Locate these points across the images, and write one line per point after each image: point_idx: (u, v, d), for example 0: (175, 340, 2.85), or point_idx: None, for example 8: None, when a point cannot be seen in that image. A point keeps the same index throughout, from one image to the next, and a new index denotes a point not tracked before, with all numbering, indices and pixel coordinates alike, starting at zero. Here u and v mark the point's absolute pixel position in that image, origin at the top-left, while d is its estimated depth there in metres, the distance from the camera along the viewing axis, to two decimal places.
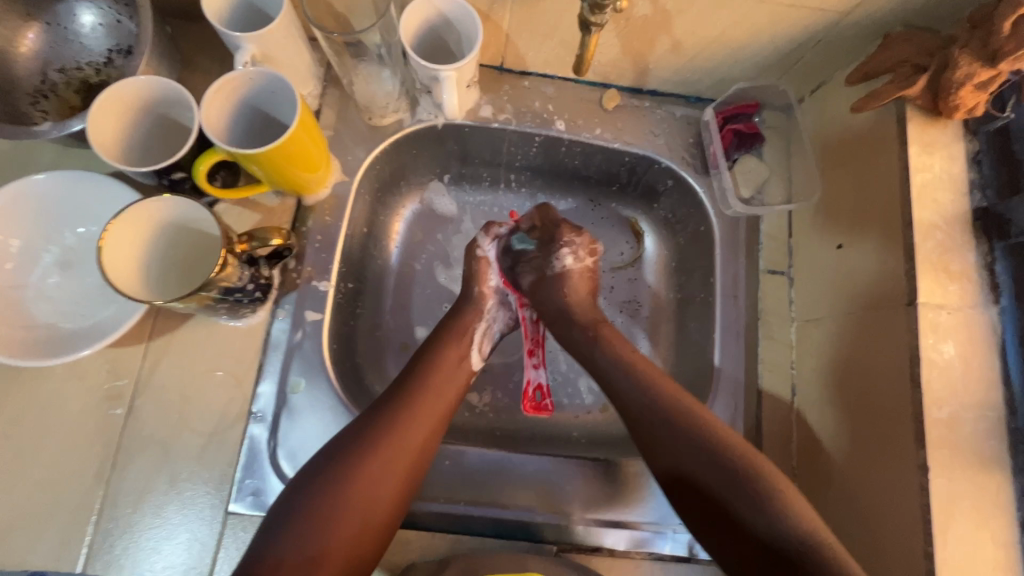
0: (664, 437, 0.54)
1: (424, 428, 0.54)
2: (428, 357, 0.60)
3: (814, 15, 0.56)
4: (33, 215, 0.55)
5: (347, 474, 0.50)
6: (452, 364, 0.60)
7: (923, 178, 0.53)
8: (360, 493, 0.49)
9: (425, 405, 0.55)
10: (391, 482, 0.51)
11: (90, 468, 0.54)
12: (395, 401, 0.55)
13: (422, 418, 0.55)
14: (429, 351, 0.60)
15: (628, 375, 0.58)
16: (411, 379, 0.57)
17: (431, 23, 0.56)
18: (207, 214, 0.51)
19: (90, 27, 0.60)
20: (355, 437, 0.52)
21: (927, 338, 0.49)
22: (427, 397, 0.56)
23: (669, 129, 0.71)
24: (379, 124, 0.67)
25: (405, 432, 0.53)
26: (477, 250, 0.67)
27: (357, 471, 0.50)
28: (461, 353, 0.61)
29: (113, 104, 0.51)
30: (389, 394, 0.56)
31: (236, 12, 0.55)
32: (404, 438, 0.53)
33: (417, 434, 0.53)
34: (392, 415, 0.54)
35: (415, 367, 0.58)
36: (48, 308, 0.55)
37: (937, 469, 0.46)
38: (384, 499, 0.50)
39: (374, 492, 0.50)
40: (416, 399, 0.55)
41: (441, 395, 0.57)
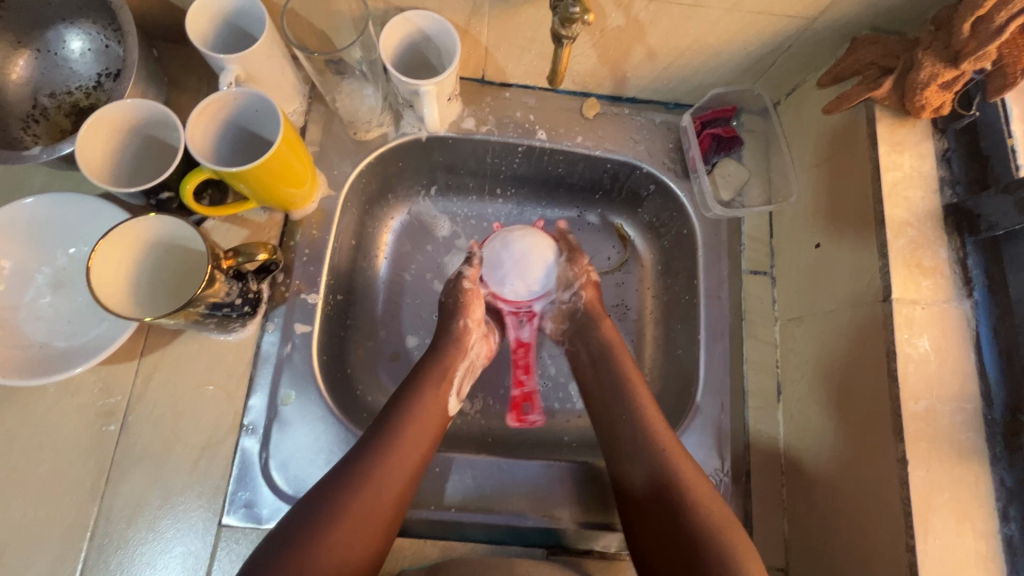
0: (641, 454, 0.56)
1: (399, 482, 0.53)
2: (405, 402, 0.58)
3: (783, 21, 0.57)
4: (26, 237, 0.56)
5: (327, 524, 0.49)
6: (430, 410, 0.58)
7: (894, 176, 0.54)
8: (333, 555, 0.48)
9: (400, 456, 0.54)
10: (364, 542, 0.50)
11: (85, 485, 0.55)
12: (368, 453, 0.53)
13: (397, 471, 0.53)
14: (405, 391, 0.59)
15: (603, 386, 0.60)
16: (386, 426, 0.56)
17: (411, 40, 0.58)
18: (193, 232, 0.52)
19: (79, 53, 0.61)
20: (333, 485, 0.51)
21: (902, 333, 0.50)
22: (402, 447, 0.55)
23: (649, 135, 0.72)
24: (364, 139, 0.68)
25: (379, 488, 0.52)
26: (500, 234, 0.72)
27: (329, 532, 0.49)
28: (438, 397, 0.60)
29: (100, 126, 0.52)
30: (360, 444, 0.54)
31: (219, 35, 0.56)
32: (387, 479, 0.53)
33: (391, 489, 0.52)
34: (369, 460, 0.53)
35: (392, 408, 0.57)
36: (40, 327, 0.56)
37: (916, 461, 0.47)
38: (357, 559, 0.49)
39: (346, 556, 0.49)
40: (391, 449, 0.54)
41: (416, 444, 0.56)
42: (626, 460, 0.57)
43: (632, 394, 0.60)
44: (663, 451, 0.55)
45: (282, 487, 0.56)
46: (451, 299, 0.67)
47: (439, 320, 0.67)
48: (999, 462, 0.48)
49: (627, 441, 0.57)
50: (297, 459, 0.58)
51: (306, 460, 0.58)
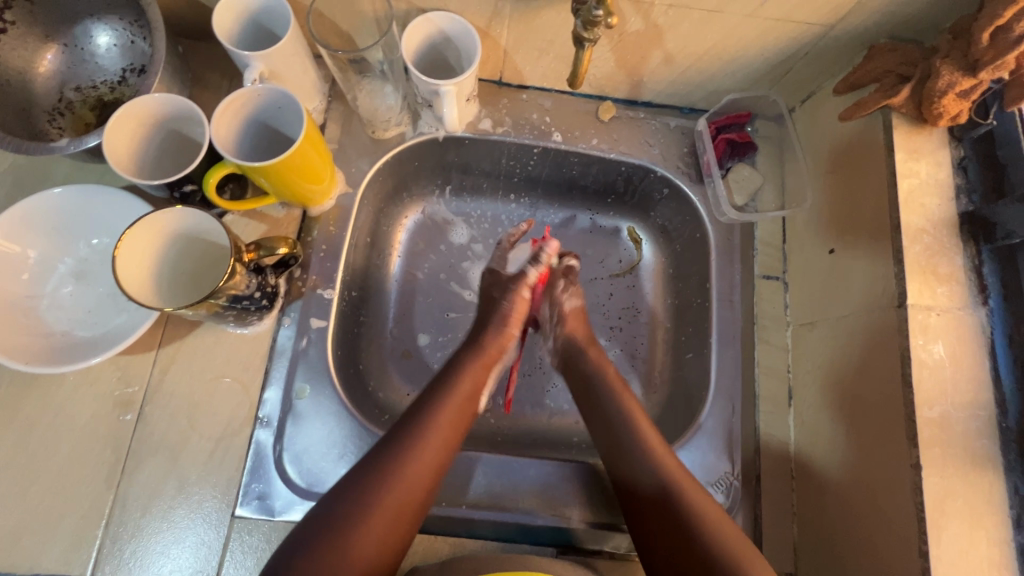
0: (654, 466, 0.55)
1: (436, 470, 0.54)
2: (443, 390, 0.59)
3: (801, 28, 0.58)
4: (49, 227, 0.57)
5: (370, 500, 0.51)
6: (465, 403, 0.60)
7: (910, 183, 0.54)
8: (372, 529, 0.50)
9: (437, 444, 0.55)
10: (399, 524, 0.51)
11: (101, 473, 0.55)
12: (406, 438, 0.55)
13: (436, 457, 0.55)
14: (446, 377, 0.61)
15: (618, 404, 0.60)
16: (426, 414, 0.57)
17: (431, 40, 0.59)
18: (217, 225, 0.52)
19: (105, 48, 0.63)
20: (380, 459, 0.53)
21: (917, 338, 0.50)
22: (440, 435, 0.56)
23: (664, 139, 0.73)
24: (382, 137, 0.69)
25: (419, 468, 0.53)
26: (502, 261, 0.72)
27: (367, 511, 0.50)
28: (473, 388, 0.61)
29: (129, 118, 0.53)
30: (399, 430, 0.56)
31: (243, 32, 0.57)
32: (429, 459, 0.54)
33: (428, 474, 0.54)
34: (412, 436, 0.55)
35: (433, 390, 0.59)
36: (62, 316, 0.57)
37: (930, 467, 0.47)
38: (390, 541, 0.50)
39: (382, 536, 0.50)
40: (429, 436, 0.55)
41: (455, 429, 0.57)
42: (631, 467, 0.56)
43: (631, 416, 0.59)
44: (667, 461, 0.55)
45: (295, 480, 0.57)
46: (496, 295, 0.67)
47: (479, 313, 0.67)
48: (1012, 471, 0.48)
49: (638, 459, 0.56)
50: (311, 452, 0.58)
51: (319, 453, 0.58)
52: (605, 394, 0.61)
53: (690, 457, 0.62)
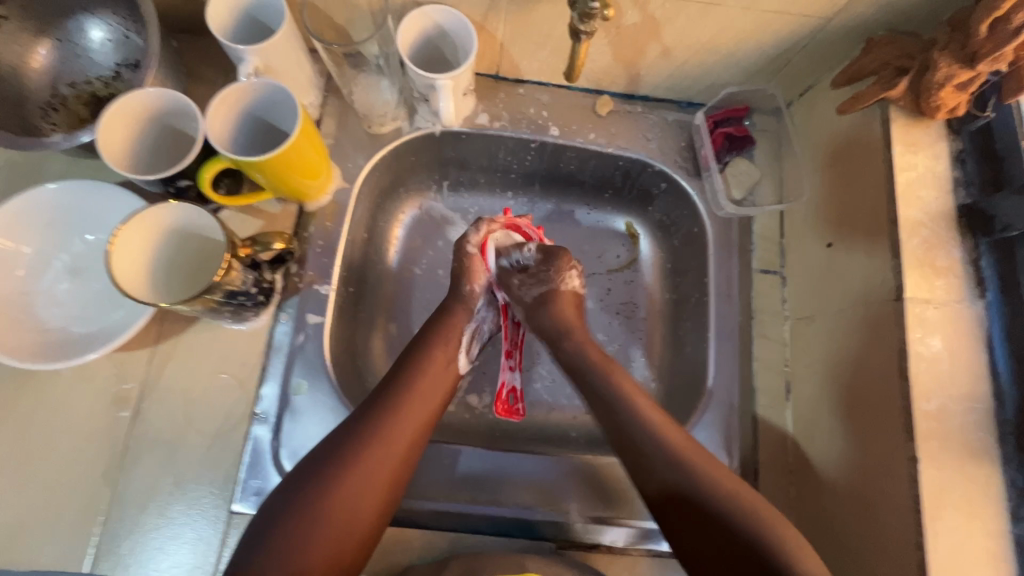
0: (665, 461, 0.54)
1: (410, 433, 0.55)
2: (415, 359, 0.60)
3: (799, 20, 0.57)
4: (44, 223, 0.57)
5: (342, 471, 0.51)
6: (438, 368, 0.60)
7: (908, 177, 0.54)
8: (347, 501, 0.50)
9: (409, 410, 0.56)
10: (378, 488, 0.52)
11: (98, 470, 0.55)
12: (379, 407, 0.55)
13: (409, 421, 0.55)
14: (417, 350, 0.61)
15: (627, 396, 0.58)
16: (397, 381, 0.58)
17: (428, 35, 0.59)
18: (211, 219, 0.52)
19: (99, 43, 0.62)
20: (354, 430, 0.53)
21: (914, 332, 0.50)
22: (412, 402, 0.56)
23: (662, 133, 0.72)
24: (378, 132, 0.69)
25: (393, 438, 0.54)
26: (467, 246, 0.66)
27: (342, 478, 0.50)
28: (446, 359, 0.61)
29: (123, 112, 0.53)
30: (371, 399, 0.56)
31: (238, 25, 0.57)
32: (401, 430, 0.54)
33: (401, 440, 0.54)
34: (384, 407, 0.55)
35: (406, 363, 0.59)
36: (58, 312, 0.56)
37: (926, 459, 0.47)
38: (369, 506, 0.51)
39: (358, 502, 0.50)
40: (401, 402, 0.56)
41: (429, 399, 0.58)
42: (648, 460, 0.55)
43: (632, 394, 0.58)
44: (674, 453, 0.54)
45: None
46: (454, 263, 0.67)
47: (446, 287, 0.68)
48: (1009, 462, 0.48)
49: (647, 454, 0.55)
50: (308, 448, 0.58)
51: None
52: (612, 385, 0.59)
53: None
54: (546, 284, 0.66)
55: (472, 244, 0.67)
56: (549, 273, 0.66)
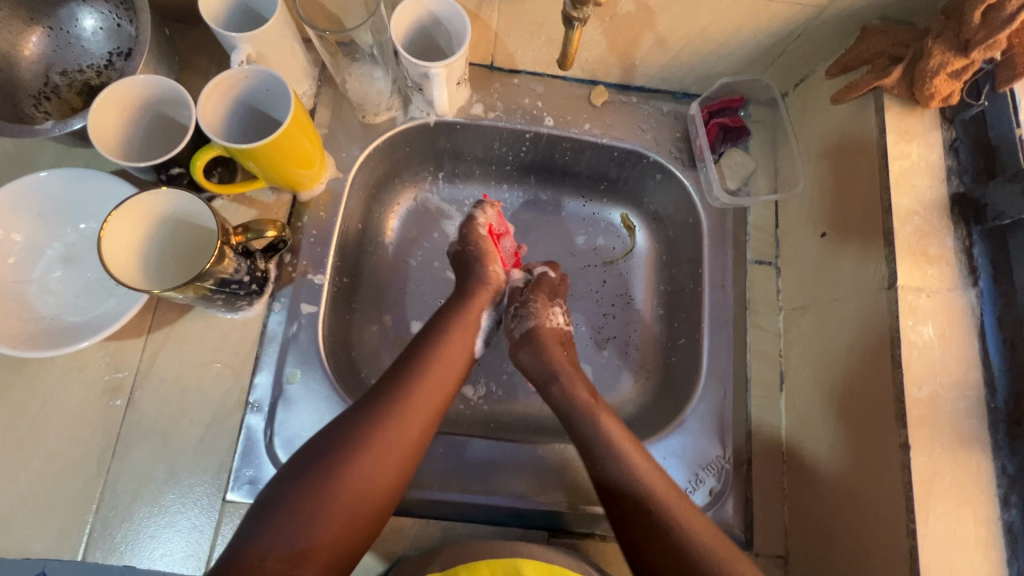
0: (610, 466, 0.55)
1: (423, 411, 0.55)
2: (432, 337, 0.61)
3: (794, 9, 0.57)
4: (36, 211, 0.57)
5: (355, 448, 0.51)
6: (454, 348, 0.61)
7: (901, 165, 0.54)
8: (359, 480, 0.50)
9: (425, 389, 0.56)
10: (393, 462, 0.52)
11: (91, 458, 0.55)
12: (394, 385, 0.56)
13: (425, 399, 0.56)
14: (434, 330, 0.62)
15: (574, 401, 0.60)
16: (412, 360, 0.58)
17: (421, 23, 0.59)
18: (204, 207, 0.51)
19: (91, 31, 0.62)
20: (369, 407, 0.54)
21: (906, 320, 0.50)
22: (427, 381, 0.57)
23: (657, 124, 0.72)
24: (372, 122, 0.69)
25: (408, 415, 0.54)
26: (478, 224, 0.70)
27: (354, 456, 0.51)
28: (462, 340, 0.62)
29: (113, 101, 0.53)
30: (385, 379, 0.57)
31: (230, 15, 0.57)
32: (417, 408, 0.55)
33: (418, 415, 0.55)
34: (399, 387, 0.56)
35: (424, 342, 0.60)
36: (50, 301, 0.56)
37: (918, 446, 0.47)
38: (382, 483, 0.51)
39: (370, 480, 0.51)
40: (417, 377, 0.57)
41: (444, 379, 0.58)
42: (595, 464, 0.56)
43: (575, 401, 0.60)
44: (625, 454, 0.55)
45: None
46: (462, 246, 0.69)
47: (461, 269, 0.68)
48: (1000, 449, 0.48)
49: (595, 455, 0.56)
50: (302, 436, 0.58)
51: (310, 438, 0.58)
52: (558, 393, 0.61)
53: (682, 441, 0.63)
54: (535, 317, 0.66)
55: (480, 225, 0.70)
56: (543, 303, 0.67)
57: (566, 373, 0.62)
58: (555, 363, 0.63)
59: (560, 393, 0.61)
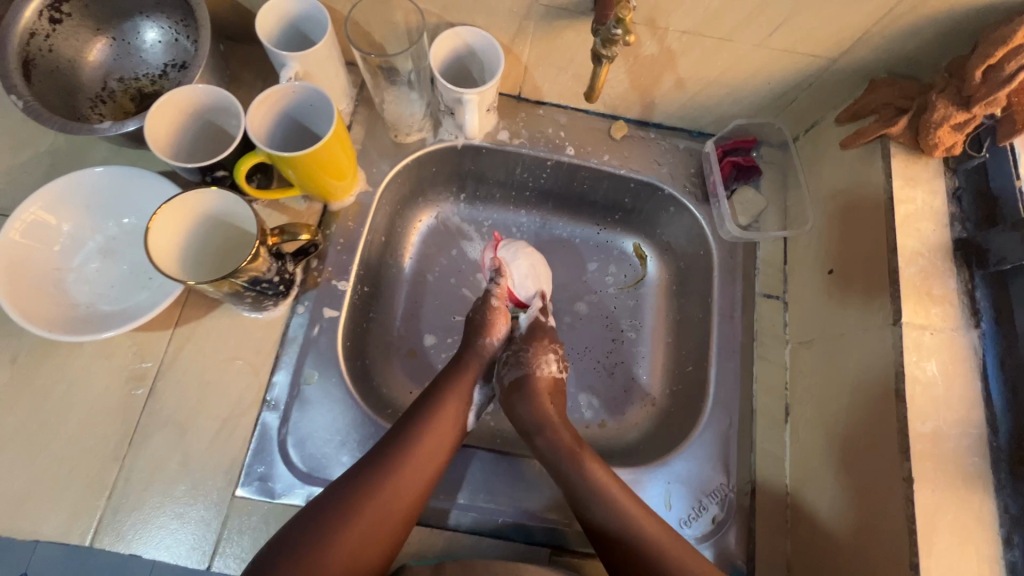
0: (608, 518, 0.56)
1: (402, 504, 0.55)
2: (422, 410, 0.60)
3: (806, 60, 0.61)
4: (83, 204, 0.60)
5: (339, 525, 0.52)
6: (447, 422, 0.60)
7: (907, 208, 0.57)
8: (344, 554, 0.52)
9: (412, 466, 0.56)
10: (366, 555, 0.53)
11: (109, 445, 0.56)
12: (381, 461, 0.56)
13: (412, 476, 0.56)
14: (426, 402, 0.61)
15: (558, 440, 0.60)
16: (397, 443, 0.57)
17: (458, 54, 0.63)
18: (247, 210, 0.54)
19: (150, 43, 0.67)
20: (355, 483, 0.54)
21: (911, 355, 0.52)
22: (415, 460, 0.56)
23: (672, 159, 0.76)
24: (403, 141, 0.72)
25: (393, 495, 0.54)
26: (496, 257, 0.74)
27: (338, 533, 0.52)
28: (456, 412, 0.61)
29: (169, 106, 0.56)
30: (374, 453, 0.57)
31: (283, 37, 0.62)
32: (403, 486, 0.55)
33: (404, 494, 0.55)
34: (386, 464, 0.56)
35: (416, 415, 0.60)
36: (86, 289, 0.59)
37: (921, 480, 0.48)
38: (365, 560, 0.52)
39: (352, 557, 0.52)
40: (404, 456, 0.56)
41: (434, 455, 0.58)
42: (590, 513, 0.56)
43: (561, 444, 0.60)
44: (620, 500, 0.56)
45: (298, 463, 0.58)
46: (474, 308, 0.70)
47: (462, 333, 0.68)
48: (1003, 489, 0.49)
49: (591, 504, 0.56)
50: (314, 437, 0.59)
51: (322, 439, 0.59)
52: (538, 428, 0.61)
53: (686, 466, 0.63)
54: (523, 367, 0.65)
55: (496, 296, 0.70)
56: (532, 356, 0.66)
57: (549, 423, 0.62)
58: (544, 414, 0.62)
59: (544, 446, 0.61)
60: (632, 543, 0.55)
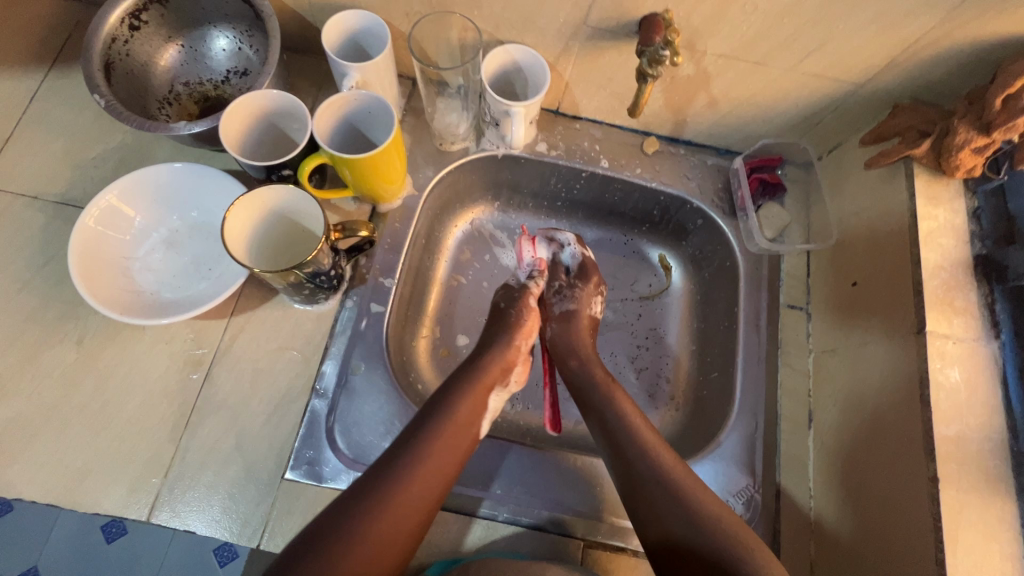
0: (673, 506, 0.55)
1: (413, 515, 0.53)
2: (433, 418, 0.58)
3: (833, 84, 0.66)
4: (151, 198, 0.64)
5: (349, 538, 0.50)
6: (458, 432, 0.58)
7: (929, 225, 0.60)
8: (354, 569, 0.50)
9: (424, 477, 0.55)
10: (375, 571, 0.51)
11: (167, 426, 0.59)
12: (393, 472, 0.54)
13: (423, 488, 0.55)
14: (437, 410, 0.59)
15: (624, 418, 0.62)
16: (406, 453, 0.56)
17: (505, 69, 0.67)
18: (315, 208, 0.57)
19: (215, 51, 0.72)
20: (364, 495, 0.53)
21: (935, 362, 0.55)
22: (426, 470, 0.55)
23: (701, 174, 0.79)
24: (447, 149, 0.76)
25: (404, 507, 0.53)
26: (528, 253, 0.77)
27: (348, 549, 0.50)
28: (468, 421, 0.60)
29: (241, 107, 0.60)
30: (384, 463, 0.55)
31: (345, 49, 0.66)
32: (415, 497, 0.54)
33: (416, 505, 0.54)
34: (397, 475, 0.54)
35: (428, 423, 0.58)
36: (150, 277, 0.62)
37: (946, 481, 0.51)
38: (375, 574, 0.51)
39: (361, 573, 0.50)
40: (415, 466, 0.55)
41: (445, 466, 0.56)
42: (652, 505, 0.56)
43: (631, 424, 0.61)
44: (686, 488, 0.56)
45: (345, 450, 0.60)
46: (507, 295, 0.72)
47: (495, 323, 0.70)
48: None
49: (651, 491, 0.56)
50: (359, 426, 0.62)
51: (367, 429, 0.62)
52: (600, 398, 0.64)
53: (715, 468, 0.66)
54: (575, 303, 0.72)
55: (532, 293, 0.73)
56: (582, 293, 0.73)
57: (586, 355, 0.68)
58: (579, 341, 0.70)
59: (578, 368, 0.67)
60: (696, 535, 0.53)
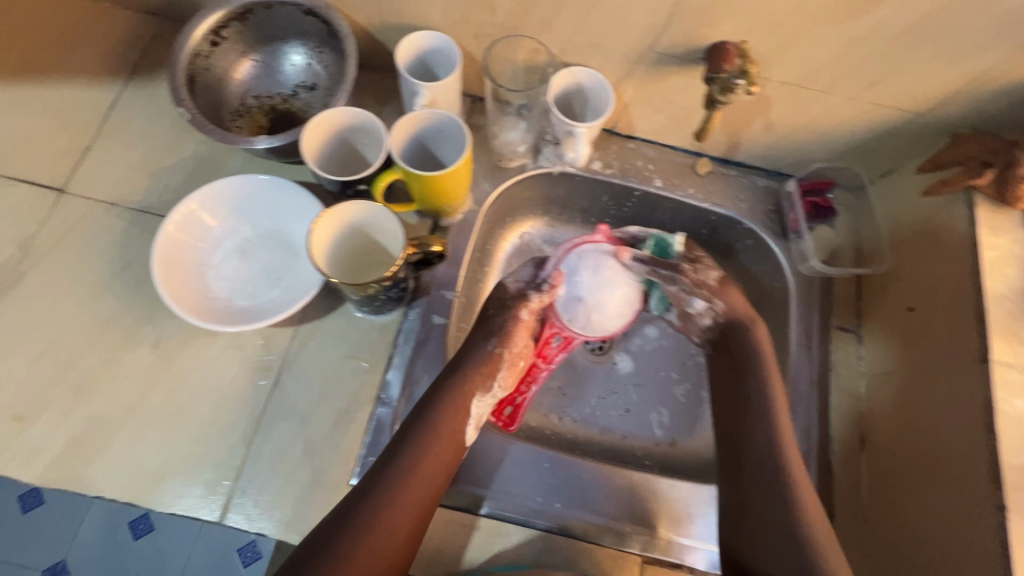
0: (791, 500, 0.59)
1: (402, 527, 0.55)
2: (415, 431, 0.59)
3: (893, 113, 0.67)
4: (226, 207, 0.66)
5: (345, 552, 0.52)
6: (440, 443, 0.58)
7: (992, 255, 0.61)
8: None
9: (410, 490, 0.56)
10: None
11: (239, 429, 0.61)
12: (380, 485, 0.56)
13: (410, 501, 0.56)
14: (418, 421, 0.59)
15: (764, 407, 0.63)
16: (398, 463, 0.57)
17: (567, 90, 0.69)
18: (394, 225, 0.60)
19: (285, 65, 0.74)
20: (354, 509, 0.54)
21: (1001, 391, 0.55)
22: (411, 483, 0.56)
23: (752, 196, 0.81)
24: (504, 166, 0.78)
25: (392, 519, 0.54)
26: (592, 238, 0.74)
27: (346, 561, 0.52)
28: (451, 431, 0.59)
29: (322, 123, 0.62)
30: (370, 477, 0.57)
31: (414, 67, 0.68)
32: (403, 509, 0.55)
33: (405, 518, 0.55)
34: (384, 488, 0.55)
35: (411, 434, 0.58)
36: (224, 284, 0.64)
37: (1014, 509, 0.52)
38: None
39: None
40: (400, 479, 0.56)
41: (431, 477, 0.57)
42: (766, 501, 0.59)
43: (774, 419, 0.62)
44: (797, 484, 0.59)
45: None
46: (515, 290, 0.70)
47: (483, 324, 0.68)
48: None
49: (771, 486, 0.60)
50: None
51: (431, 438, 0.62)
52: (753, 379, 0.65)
53: None
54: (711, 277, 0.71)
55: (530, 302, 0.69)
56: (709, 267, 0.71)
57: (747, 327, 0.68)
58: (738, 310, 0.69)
59: (747, 337, 0.68)
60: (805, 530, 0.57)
